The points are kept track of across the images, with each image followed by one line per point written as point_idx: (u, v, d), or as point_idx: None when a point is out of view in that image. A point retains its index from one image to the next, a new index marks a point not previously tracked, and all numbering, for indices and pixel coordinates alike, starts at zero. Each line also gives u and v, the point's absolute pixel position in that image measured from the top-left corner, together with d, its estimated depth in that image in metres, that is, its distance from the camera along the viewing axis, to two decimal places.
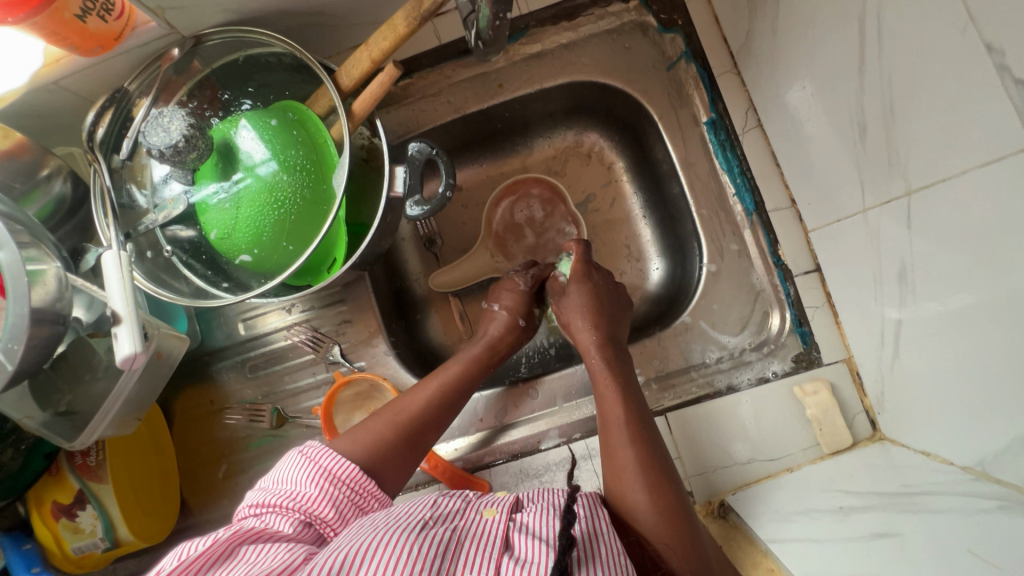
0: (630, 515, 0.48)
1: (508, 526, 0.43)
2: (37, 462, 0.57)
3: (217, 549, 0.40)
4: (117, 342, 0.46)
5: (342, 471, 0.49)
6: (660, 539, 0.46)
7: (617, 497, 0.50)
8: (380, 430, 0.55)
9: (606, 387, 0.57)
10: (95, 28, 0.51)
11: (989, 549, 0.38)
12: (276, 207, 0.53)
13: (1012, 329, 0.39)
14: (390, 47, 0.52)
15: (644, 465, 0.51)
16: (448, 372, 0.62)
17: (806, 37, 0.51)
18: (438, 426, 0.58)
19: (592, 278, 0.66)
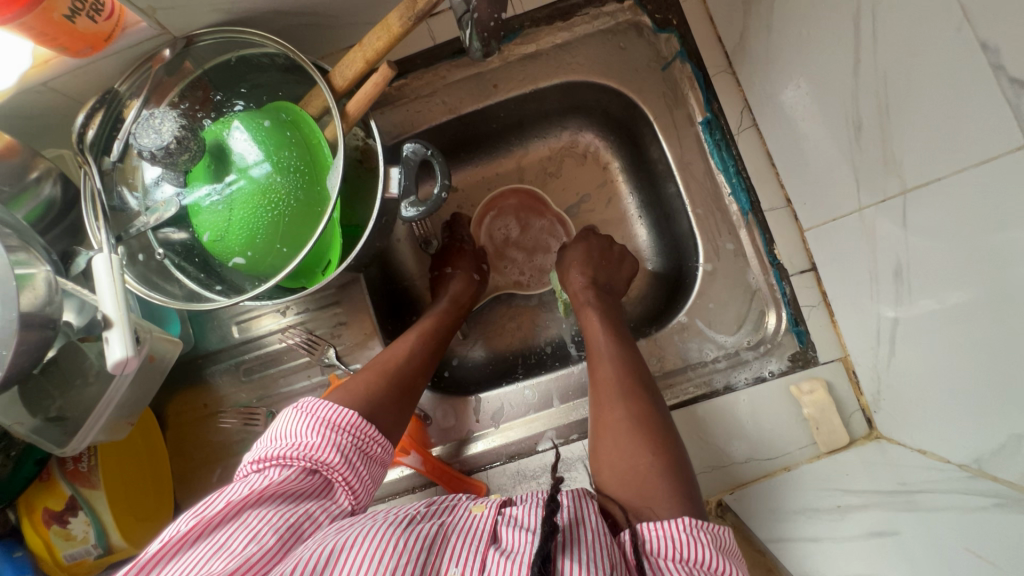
0: (606, 425, 0.52)
1: (496, 519, 0.43)
2: (27, 468, 0.55)
3: (217, 513, 0.41)
4: (108, 346, 0.46)
5: (340, 419, 0.49)
6: (631, 437, 0.50)
7: (596, 412, 0.55)
8: (368, 374, 0.57)
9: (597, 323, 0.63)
10: (85, 28, 0.50)
11: (997, 553, 0.41)
12: (269, 208, 0.53)
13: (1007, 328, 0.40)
14: (384, 47, 0.51)
15: (622, 381, 0.55)
16: (423, 324, 0.66)
17: (801, 36, 0.51)
18: (424, 371, 0.60)
19: (591, 239, 0.71)
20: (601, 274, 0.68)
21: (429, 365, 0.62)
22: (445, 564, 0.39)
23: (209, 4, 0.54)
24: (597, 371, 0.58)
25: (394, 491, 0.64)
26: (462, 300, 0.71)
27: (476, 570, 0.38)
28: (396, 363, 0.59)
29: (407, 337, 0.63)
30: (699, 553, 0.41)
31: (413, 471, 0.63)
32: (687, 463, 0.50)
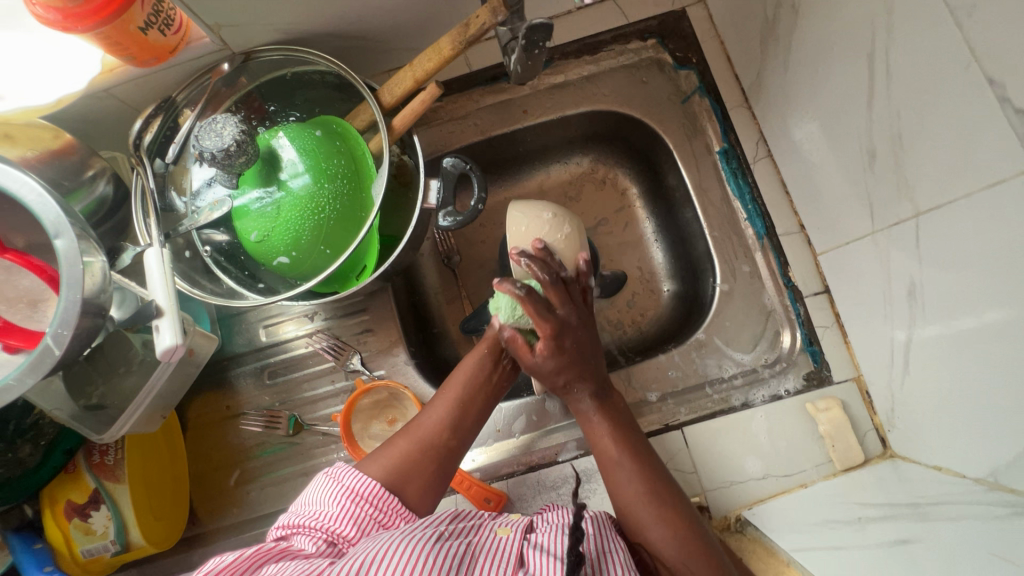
0: (633, 521, 0.50)
1: (524, 545, 0.44)
2: (56, 459, 0.56)
3: (242, 564, 0.43)
4: (157, 335, 0.47)
5: (365, 489, 0.50)
6: (664, 538, 0.48)
7: (612, 493, 0.53)
8: (396, 447, 0.55)
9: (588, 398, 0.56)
10: (154, 40, 0.54)
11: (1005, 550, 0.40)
12: (316, 213, 0.55)
13: (1018, 352, 0.41)
14: (433, 68, 0.56)
15: (628, 447, 0.53)
16: (456, 378, 0.59)
17: (811, 73, 0.56)
18: (458, 438, 0.56)
19: (553, 322, 0.53)
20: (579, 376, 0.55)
21: (466, 429, 0.57)
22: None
23: (269, 23, 0.58)
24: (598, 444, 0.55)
25: None
26: (506, 340, 0.62)
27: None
28: (427, 432, 0.55)
29: (439, 408, 0.57)
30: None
31: None
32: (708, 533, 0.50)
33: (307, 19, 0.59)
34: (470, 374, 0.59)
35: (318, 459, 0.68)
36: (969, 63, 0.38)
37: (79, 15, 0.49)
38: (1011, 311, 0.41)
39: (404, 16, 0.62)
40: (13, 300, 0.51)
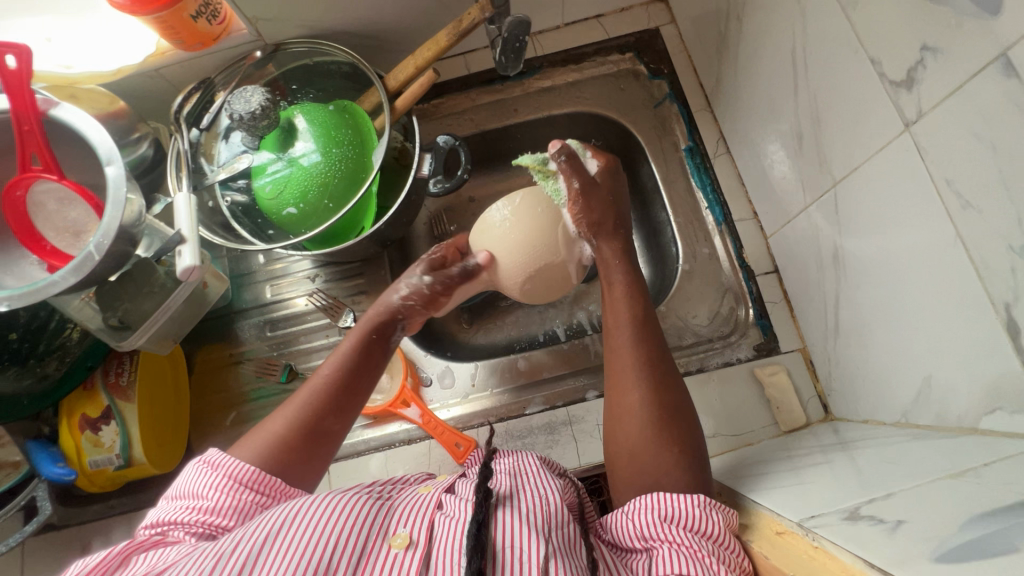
0: (628, 414, 0.55)
1: (441, 497, 0.53)
2: (78, 374, 0.64)
3: (112, 562, 0.44)
4: (179, 257, 0.56)
5: (242, 474, 0.48)
6: (658, 434, 0.53)
7: (612, 385, 0.57)
8: (267, 429, 0.53)
9: (617, 291, 0.60)
10: (202, 27, 0.65)
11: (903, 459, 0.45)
12: (323, 172, 0.64)
13: (910, 296, 0.48)
14: (432, 57, 0.66)
15: (649, 369, 0.56)
16: (332, 368, 0.56)
17: (754, 74, 0.64)
18: (334, 418, 0.55)
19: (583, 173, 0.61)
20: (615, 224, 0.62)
21: (343, 413, 0.55)
22: (395, 524, 0.48)
23: (298, 19, 0.69)
24: (620, 363, 0.57)
25: (390, 443, 0.70)
26: (386, 331, 0.58)
27: (423, 527, 0.48)
28: (302, 413, 0.54)
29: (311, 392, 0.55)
30: (710, 526, 0.45)
31: (412, 425, 0.70)
32: (704, 455, 0.53)
33: (329, 18, 0.70)
34: (349, 364, 0.56)
35: None
36: (856, 47, 0.46)
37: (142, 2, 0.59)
38: (897, 258, 0.48)
39: (412, 19, 0.73)
40: (59, 230, 0.58)
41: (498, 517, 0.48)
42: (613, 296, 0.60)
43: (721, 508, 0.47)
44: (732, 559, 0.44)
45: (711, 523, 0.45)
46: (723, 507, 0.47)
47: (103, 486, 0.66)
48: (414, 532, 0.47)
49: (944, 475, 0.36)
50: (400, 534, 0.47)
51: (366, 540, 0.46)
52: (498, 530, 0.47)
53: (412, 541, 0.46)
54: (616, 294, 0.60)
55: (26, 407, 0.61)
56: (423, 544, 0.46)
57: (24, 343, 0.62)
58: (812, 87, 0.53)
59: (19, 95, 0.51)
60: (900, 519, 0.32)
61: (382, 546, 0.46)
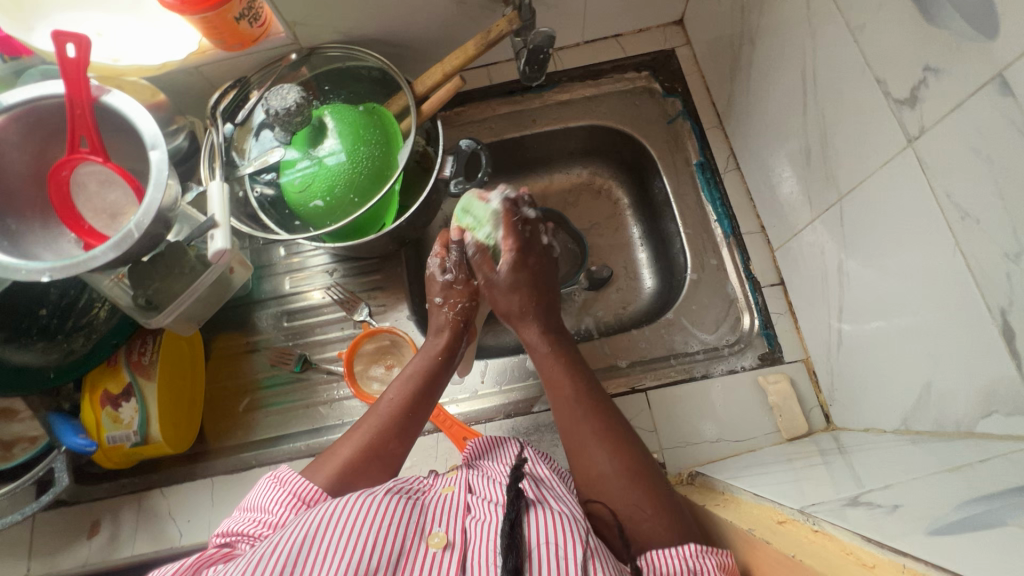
0: (596, 483, 0.53)
1: (467, 497, 0.53)
2: (105, 349, 0.68)
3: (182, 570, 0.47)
4: (212, 240, 0.58)
5: (306, 493, 0.52)
6: (630, 498, 0.51)
7: (575, 463, 0.56)
8: (338, 453, 0.57)
9: (558, 367, 0.61)
10: (244, 29, 0.69)
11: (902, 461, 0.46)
12: (351, 168, 0.67)
13: (910, 305, 0.50)
14: (459, 65, 0.69)
15: (602, 432, 0.55)
16: (397, 394, 0.62)
17: (765, 94, 0.67)
18: (403, 437, 0.60)
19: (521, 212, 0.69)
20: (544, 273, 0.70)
21: (410, 430, 0.61)
22: (431, 523, 0.50)
23: (333, 25, 0.73)
24: (577, 431, 0.56)
25: None
26: (452, 349, 0.67)
27: (458, 526, 0.50)
28: (373, 433, 0.59)
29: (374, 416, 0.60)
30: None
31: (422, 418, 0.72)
32: (679, 502, 0.52)
33: (363, 24, 0.74)
34: (414, 389, 0.62)
35: (321, 394, 0.76)
36: (863, 67, 0.49)
37: (191, 4, 0.63)
38: (899, 268, 0.50)
39: (440, 29, 0.77)
40: (97, 211, 0.61)
41: (529, 513, 0.48)
42: (552, 365, 0.62)
43: (716, 553, 0.46)
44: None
45: (709, 572, 0.44)
46: (717, 551, 0.46)
47: (120, 464, 0.68)
48: (450, 531, 0.49)
49: (941, 470, 0.38)
50: (437, 534, 0.48)
51: (404, 542, 0.47)
52: (530, 532, 0.47)
53: (449, 541, 0.48)
54: (558, 369, 0.61)
55: (50, 380, 0.65)
56: (460, 544, 0.48)
57: (52, 319, 0.65)
58: (820, 105, 0.56)
59: (76, 82, 0.54)
60: (897, 504, 0.33)
61: (420, 544, 0.48)
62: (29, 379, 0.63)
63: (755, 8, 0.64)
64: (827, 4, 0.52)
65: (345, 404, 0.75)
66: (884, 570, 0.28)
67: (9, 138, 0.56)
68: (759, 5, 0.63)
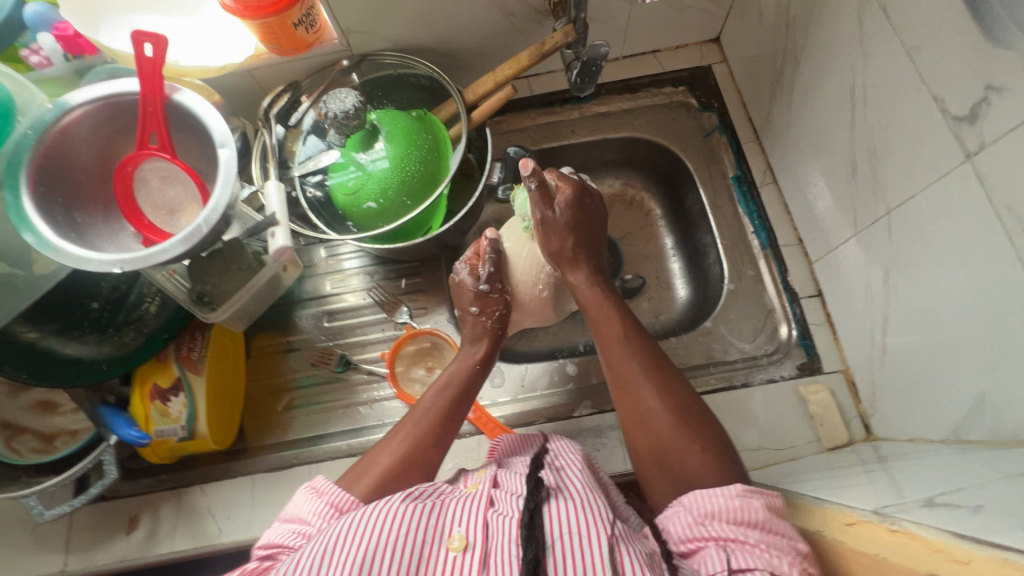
0: (645, 422, 0.55)
1: (490, 492, 0.53)
2: (154, 344, 0.68)
3: None
4: (272, 238, 0.59)
5: (342, 502, 0.52)
6: (678, 436, 0.53)
7: (624, 407, 0.58)
8: (377, 461, 0.57)
9: (602, 309, 0.63)
10: (300, 34, 0.70)
11: (960, 468, 0.47)
12: (404, 171, 0.69)
13: (962, 316, 0.51)
14: (512, 74, 0.71)
15: (650, 370, 0.57)
16: (437, 402, 0.62)
17: (807, 110, 0.70)
18: (439, 444, 0.59)
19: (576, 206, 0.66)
20: (586, 252, 0.66)
21: (446, 437, 0.60)
22: (451, 523, 0.49)
23: (386, 33, 0.75)
24: (624, 370, 0.58)
25: None
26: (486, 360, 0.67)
27: (478, 525, 0.48)
28: (409, 443, 0.58)
29: (412, 425, 0.59)
30: (753, 514, 0.45)
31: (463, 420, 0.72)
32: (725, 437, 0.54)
33: (416, 33, 0.76)
34: (453, 398, 0.62)
35: (360, 394, 0.76)
36: (919, 85, 0.51)
37: (253, 9, 0.64)
38: (952, 281, 0.51)
39: (488, 40, 0.80)
40: (157, 207, 0.62)
41: (548, 509, 0.49)
42: (600, 307, 0.63)
43: (763, 493, 0.47)
44: (784, 540, 0.44)
45: (753, 511, 0.45)
46: (764, 492, 0.47)
47: (163, 458, 0.68)
48: (470, 532, 0.48)
49: (1012, 475, 0.38)
50: (456, 536, 0.48)
51: (423, 546, 0.47)
52: (550, 518, 0.48)
53: (468, 543, 0.47)
54: (601, 312, 0.63)
55: (104, 372, 0.65)
56: (479, 545, 0.47)
57: (103, 313, 0.65)
58: (870, 121, 0.58)
59: (151, 80, 0.55)
60: (978, 505, 0.34)
61: (440, 548, 0.47)
62: (83, 371, 0.63)
63: (801, 28, 0.67)
64: (880, 25, 0.54)
65: (385, 404, 0.76)
66: (981, 565, 0.29)
67: (81, 132, 0.58)
68: (806, 25, 0.65)
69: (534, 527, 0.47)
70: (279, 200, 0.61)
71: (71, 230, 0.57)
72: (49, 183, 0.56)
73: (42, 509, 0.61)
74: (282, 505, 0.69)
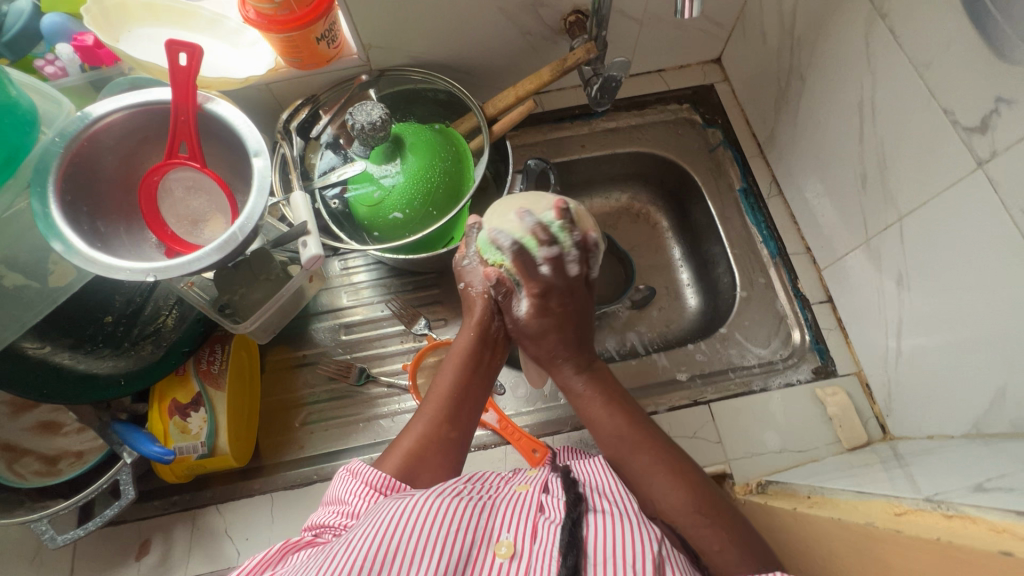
0: (667, 515, 0.53)
1: (540, 497, 0.52)
2: (174, 357, 0.66)
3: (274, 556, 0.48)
4: (305, 246, 0.59)
5: (380, 483, 0.53)
6: (704, 532, 0.51)
7: (644, 504, 0.55)
8: (402, 438, 0.59)
9: (598, 404, 0.61)
10: (321, 49, 0.71)
11: (987, 458, 0.49)
12: (430, 183, 0.69)
13: (977, 315, 0.54)
14: (533, 89, 0.73)
15: (658, 464, 0.55)
16: (447, 380, 0.62)
17: (813, 124, 0.73)
18: (456, 420, 0.60)
19: (569, 300, 0.65)
20: (569, 353, 0.64)
21: (464, 411, 0.61)
22: (499, 529, 0.49)
23: (407, 49, 0.76)
24: (636, 467, 0.56)
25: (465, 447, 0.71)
26: (489, 334, 0.67)
27: (527, 534, 0.48)
28: (427, 419, 0.59)
29: (428, 407, 0.60)
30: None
31: (489, 430, 0.72)
32: (751, 531, 0.52)
33: (435, 49, 0.78)
34: (460, 372, 0.63)
35: (381, 408, 0.75)
36: (930, 99, 0.54)
37: (278, 23, 0.65)
38: (968, 280, 0.54)
39: (505, 57, 0.82)
40: (180, 218, 0.61)
41: (588, 518, 0.48)
42: (593, 402, 0.61)
43: None
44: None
45: None
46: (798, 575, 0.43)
47: (179, 478, 0.66)
48: (518, 541, 0.47)
49: None
50: (504, 542, 0.47)
51: (471, 548, 0.46)
52: (592, 533, 0.46)
53: (516, 551, 0.46)
54: (598, 408, 0.61)
55: (121, 387, 0.63)
56: (525, 555, 0.46)
57: (118, 327, 0.63)
58: (879, 134, 0.62)
59: (184, 88, 0.55)
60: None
61: (488, 553, 0.47)
62: (99, 387, 0.62)
63: (807, 48, 0.71)
64: (888, 45, 0.58)
65: (406, 417, 0.74)
66: None
67: (107, 139, 0.56)
68: (812, 46, 0.70)
69: (575, 535, 0.46)
70: (306, 210, 0.61)
71: (95, 239, 0.55)
72: (75, 191, 0.54)
73: (53, 534, 0.58)
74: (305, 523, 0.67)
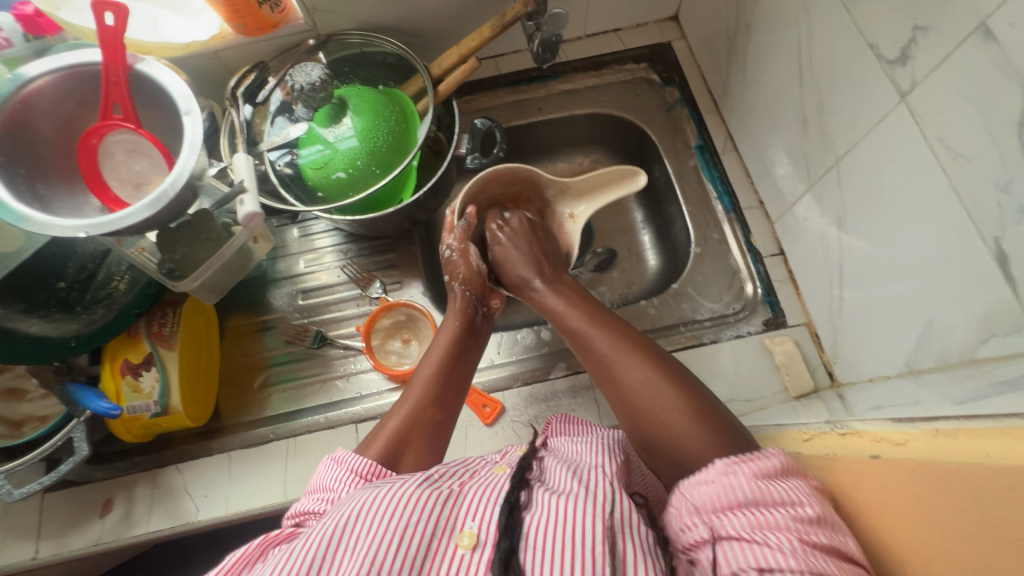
0: (658, 422, 0.50)
1: (517, 475, 0.48)
2: (126, 319, 0.68)
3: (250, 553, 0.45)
4: (241, 204, 0.60)
5: (365, 468, 0.50)
6: (703, 435, 0.47)
7: (635, 409, 0.52)
8: (387, 424, 0.56)
9: (598, 318, 0.60)
10: (264, 13, 0.70)
11: (907, 389, 0.50)
12: (372, 141, 0.70)
13: (907, 254, 0.54)
14: (475, 46, 0.73)
15: (654, 365, 0.54)
16: (431, 362, 0.62)
17: (761, 75, 0.72)
18: (439, 401, 0.59)
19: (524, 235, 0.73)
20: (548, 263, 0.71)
21: (448, 391, 0.60)
22: (464, 516, 0.44)
23: (352, 13, 0.76)
24: (629, 374, 0.53)
25: None
26: (471, 321, 0.67)
27: (491, 519, 0.44)
28: (410, 406, 0.57)
29: (413, 393, 0.59)
30: (745, 492, 0.39)
31: None
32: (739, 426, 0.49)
33: (382, 13, 0.78)
34: (441, 353, 0.63)
35: (338, 368, 0.77)
36: (859, 36, 0.53)
37: None
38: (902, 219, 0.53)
39: (453, 17, 0.81)
40: (123, 180, 0.61)
41: (540, 501, 0.45)
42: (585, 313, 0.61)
43: (751, 461, 0.40)
44: (790, 519, 0.37)
45: (747, 490, 0.39)
46: (756, 458, 0.40)
47: (138, 437, 0.69)
48: (482, 529, 0.43)
49: (954, 385, 0.41)
50: (466, 532, 0.43)
51: (430, 540, 0.42)
52: (533, 519, 0.43)
53: (479, 541, 0.42)
54: (596, 320, 0.60)
55: (72, 348, 0.65)
56: (490, 543, 0.42)
57: (71, 292, 0.63)
58: (817, 78, 0.61)
59: (113, 49, 0.56)
60: (916, 403, 0.37)
61: (449, 544, 0.43)
62: (51, 347, 0.62)
63: None
64: None
65: (363, 376, 0.76)
66: (919, 440, 0.32)
67: (42, 102, 0.58)
68: None
69: (514, 520, 0.43)
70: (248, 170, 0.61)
71: (34, 201, 0.57)
72: (11, 152, 0.56)
73: (10, 488, 0.60)
74: (259, 480, 0.68)
